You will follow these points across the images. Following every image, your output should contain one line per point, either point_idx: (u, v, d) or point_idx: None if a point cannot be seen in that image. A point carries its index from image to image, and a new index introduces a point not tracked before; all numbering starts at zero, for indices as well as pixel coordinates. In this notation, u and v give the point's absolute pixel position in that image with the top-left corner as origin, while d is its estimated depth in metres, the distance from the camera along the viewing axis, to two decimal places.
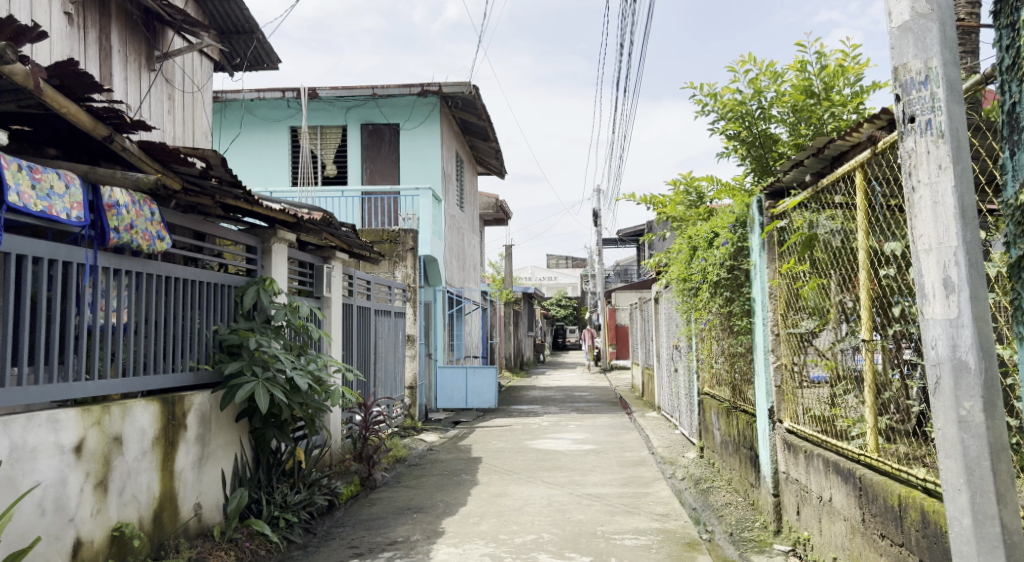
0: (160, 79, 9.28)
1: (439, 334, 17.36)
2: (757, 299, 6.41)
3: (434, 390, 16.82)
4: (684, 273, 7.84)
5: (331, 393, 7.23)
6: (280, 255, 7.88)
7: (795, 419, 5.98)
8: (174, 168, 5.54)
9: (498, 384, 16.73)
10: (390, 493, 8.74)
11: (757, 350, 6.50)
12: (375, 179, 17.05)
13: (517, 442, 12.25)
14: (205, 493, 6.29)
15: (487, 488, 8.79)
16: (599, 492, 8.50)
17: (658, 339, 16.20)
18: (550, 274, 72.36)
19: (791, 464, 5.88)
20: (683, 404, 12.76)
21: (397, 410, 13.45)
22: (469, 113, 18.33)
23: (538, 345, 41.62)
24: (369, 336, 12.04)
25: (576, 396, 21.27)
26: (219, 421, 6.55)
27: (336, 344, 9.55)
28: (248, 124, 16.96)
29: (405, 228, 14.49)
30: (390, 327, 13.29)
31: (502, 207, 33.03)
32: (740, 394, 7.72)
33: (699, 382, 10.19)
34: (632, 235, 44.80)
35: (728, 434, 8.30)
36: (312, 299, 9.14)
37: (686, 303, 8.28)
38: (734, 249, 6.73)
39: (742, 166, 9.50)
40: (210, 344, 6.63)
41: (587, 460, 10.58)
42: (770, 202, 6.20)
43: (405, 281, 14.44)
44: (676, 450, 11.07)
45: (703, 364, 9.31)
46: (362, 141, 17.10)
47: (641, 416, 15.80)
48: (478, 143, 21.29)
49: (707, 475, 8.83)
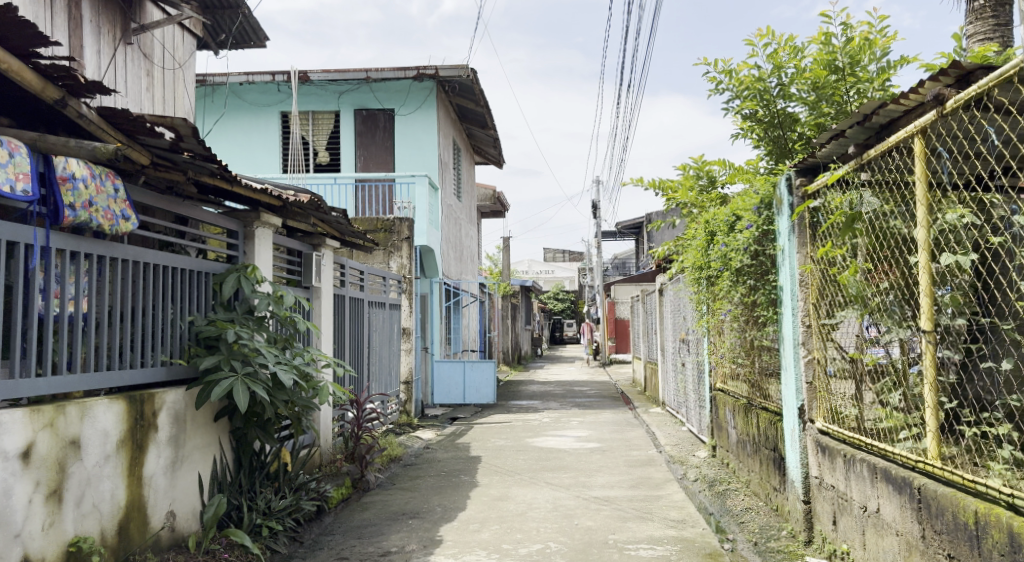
0: (137, 53, 8.70)
1: (436, 327, 16.77)
2: (785, 286, 5.86)
3: (431, 385, 16.26)
4: (700, 260, 7.29)
5: (319, 389, 6.65)
6: (264, 241, 7.32)
7: (829, 418, 5.45)
8: (141, 139, 4.96)
9: (497, 379, 16.13)
10: (384, 496, 8.18)
11: (785, 343, 5.95)
12: (369, 166, 16.47)
13: (519, 440, 11.70)
14: (180, 500, 5.73)
15: (487, 491, 8.23)
16: (608, 495, 7.94)
17: (664, 332, 15.65)
18: (547, 267, 71.79)
19: (825, 469, 5.33)
20: (691, 400, 12.21)
21: (392, 406, 12.90)
22: (466, 99, 17.73)
23: (536, 339, 41.09)
24: (362, 329, 11.48)
25: (577, 391, 20.73)
26: (195, 421, 5.97)
27: (326, 337, 8.99)
28: (236, 109, 16.37)
29: (400, 217, 13.91)
30: (384, 319, 12.72)
31: (498, 199, 32.47)
32: (761, 391, 7.17)
33: (711, 377, 9.64)
34: (631, 228, 44.26)
35: (746, 433, 7.75)
36: (300, 288, 8.57)
37: (701, 293, 7.73)
38: (759, 233, 6.16)
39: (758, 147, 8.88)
40: (185, 336, 6.05)
41: (592, 459, 10.02)
42: (803, 179, 5.65)
43: (401, 271, 13.87)
44: (685, 448, 10.52)
45: (718, 359, 8.74)
46: (355, 127, 16.52)
47: (646, 412, 15.25)
48: (475, 131, 20.70)
49: (722, 477, 8.28)
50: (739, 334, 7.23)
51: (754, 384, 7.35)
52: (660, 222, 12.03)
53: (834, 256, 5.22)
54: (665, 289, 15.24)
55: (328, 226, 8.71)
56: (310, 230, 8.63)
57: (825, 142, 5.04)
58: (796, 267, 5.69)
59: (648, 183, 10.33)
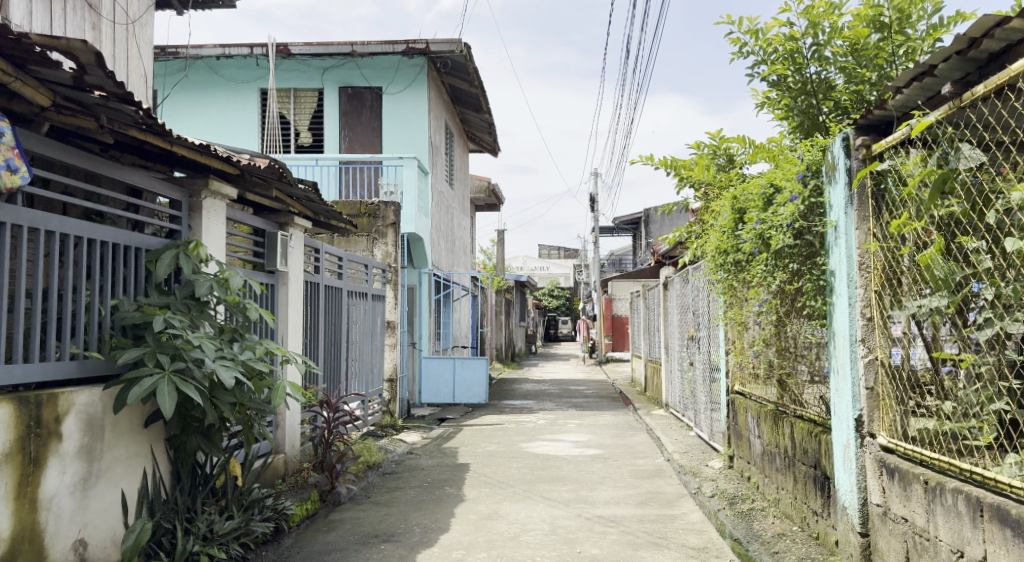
0: (80, 3, 7.60)
1: (425, 321, 15.68)
2: (838, 268, 4.84)
3: (418, 383, 15.19)
4: (727, 243, 6.25)
5: (274, 388, 5.56)
6: (213, 215, 6.24)
7: (897, 431, 4.37)
8: (31, 70, 3.87)
9: (489, 377, 15.04)
10: (356, 513, 7.10)
11: (837, 340, 4.90)
12: (355, 148, 15.37)
13: (512, 445, 10.63)
14: (94, 524, 4.66)
15: (474, 507, 7.15)
16: (614, 514, 6.88)
17: (668, 330, 14.59)
18: (542, 263, 70.73)
19: (893, 495, 4.26)
20: (701, 402, 11.16)
21: (374, 407, 11.83)
22: (459, 79, 16.68)
23: (530, 336, 40.06)
24: (340, 323, 10.40)
25: (573, 390, 19.66)
26: (117, 428, 4.90)
27: (293, 331, 7.90)
28: (212, 86, 15.23)
29: (385, 201, 12.81)
30: (367, 311, 11.65)
31: (492, 192, 31.37)
32: (797, 396, 6.12)
33: (728, 378, 8.61)
34: (628, 224, 43.29)
35: (775, 444, 6.69)
36: (263, 272, 7.48)
37: (723, 281, 6.67)
38: (804, 206, 5.10)
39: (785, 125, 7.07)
40: (107, 325, 4.96)
41: (594, 468, 8.96)
42: (865, 139, 4.60)
43: (385, 260, 12.78)
44: (698, 457, 9.46)
45: (740, 359, 7.70)
46: (340, 105, 15.41)
47: (648, 414, 14.23)
48: (469, 115, 19.66)
49: (745, 495, 7.21)
50: (767, 330, 6.19)
51: (789, 388, 6.30)
52: (669, 207, 10.86)
53: (909, 233, 4.17)
54: (671, 282, 14.20)
55: (296, 202, 7.63)
56: (275, 205, 7.54)
57: (906, 83, 4.01)
58: (854, 247, 4.64)
59: (659, 162, 9.25)
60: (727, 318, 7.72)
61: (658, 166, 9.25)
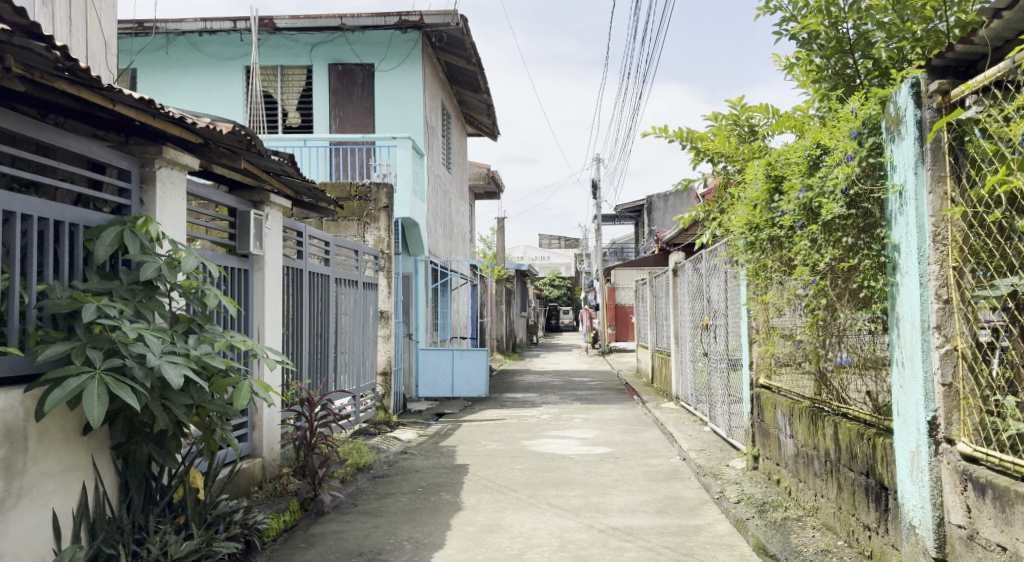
0: None
1: (422, 310, 14.84)
2: (904, 241, 4.06)
3: (415, 375, 14.43)
4: (764, 218, 5.51)
5: (238, 388, 4.76)
6: (170, 189, 5.45)
7: (983, 437, 3.59)
8: None
9: (489, 369, 14.35)
10: (340, 525, 6.31)
11: (903, 326, 4.12)
12: (346, 128, 14.61)
13: (514, 443, 9.86)
14: (16, 554, 3.89)
15: (474, 518, 6.37)
16: (630, 525, 6.10)
17: (678, 318, 13.83)
18: (543, 253, 69.93)
19: (983, 517, 3.49)
20: (718, 396, 10.40)
21: (368, 402, 11.08)
22: (455, 56, 15.89)
23: (531, 326, 39.30)
24: (328, 313, 9.61)
25: (577, 382, 18.90)
26: (46, 438, 4.13)
27: (269, 321, 7.11)
28: (194, 63, 14.46)
29: (377, 182, 12.01)
30: (357, 300, 10.85)
31: (492, 178, 30.54)
32: (841, 391, 5.37)
33: (753, 370, 7.81)
34: (631, 211, 42.46)
35: (813, 445, 5.92)
36: (235, 256, 6.68)
37: (754, 263, 5.89)
38: (861, 168, 4.33)
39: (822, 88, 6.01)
40: (33, 315, 4.17)
41: (604, 469, 8.18)
42: (940, 82, 3.80)
43: (377, 246, 11.99)
44: (716, 456, 8.70)
45: (770, 348, 6.93)
46: (329, 83, 14.65)
47: (657, 407, 13.46)
48: (467, 95, 18.84)
49: (777, 502, 6.43)
50: (803, 315, 5.40)
51: (832, 383, 5.52)
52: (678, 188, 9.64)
53: (1000, 195, 3.39)
54: (681, 267, 13.43)
55: (270, 175, 6.83)
56: (247, 180, 6.76)
57: (1009, 5, 3.26)
58: (927, 215, 3.87)
59: (674, 134, 8.46)
60: (753, 301, 6.94)
61: (673, 139, 8.45)
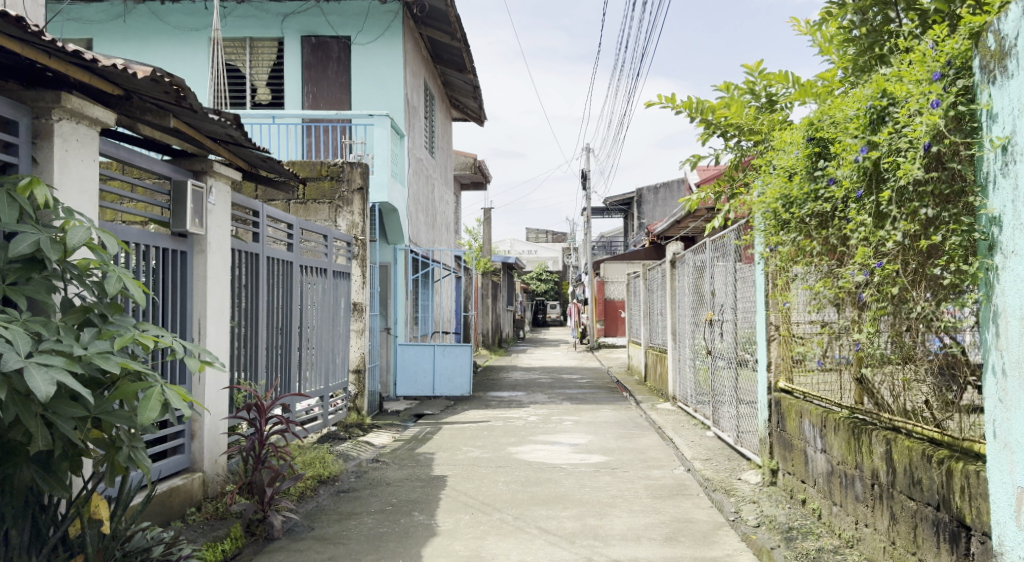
0: None
1: (401, 303, 13.74)
2: (1008, 211, 3.10)
3: (393, 372, 13.44)
4: (809, 193, 4.54)
5: (145, 395, 3.71)
6: (75, 147, 4.44)
7: None
8: None
9: (474, 366, 13.39)
10: (289, 556, 5.29)
11: (1004, 322, 3.16)
12: (319, 105, 13.95)
13: (499, 449, 8.88)
14: None
15: (450, 547, 5.36)
16: (635, 557, 5.12)
17: (676, 313, 12.90)
18: (530, 247, 69.02)
19: None
20: (724, 397, 9.46)
21: (339, 403, 10.07)
22: (439, 32, 15.21)
23: (518, 321, 38.30)
24: (291, 304, 8.62)
25: (566, 380, 17.91)
26: None
27: (212, 312, 6.14)
28: (156, 34, 13.53)
29: (351, 162, 11.02)
30: (326, 291, 9.81)
31: (479, 168, 29.50)
32: (892, 404, 4.42)
33: (772, 373, 6.86)
34: (620, 204, 41.55)
35: (854, 465, 4.97)
36: (168, 236, 5.70)
37: (788, 248, 4.95)
38: (946, 117, 3.37)
39: (857, 45, 5.14)
40: None
41: (600, 483, 7.22)
42: None
43: (350, 232, 10.96)
44: (725, 468, 7.74)
45: (797, 345, 6.00)
46: (303, 57, 13.98)
47: (653, 408, 12.50)
48: (452, 75, 17.96)
49: (806, 528, 5.47)
50: (848, 307, 4.43)
51: (880, 390, 4.56)
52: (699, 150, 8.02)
53: None
54: (680, 258, 12.53)
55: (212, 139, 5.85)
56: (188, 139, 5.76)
57: None
58: None
59: (683, 104, 7.49)
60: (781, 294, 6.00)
61: (681, 110, 7.48)
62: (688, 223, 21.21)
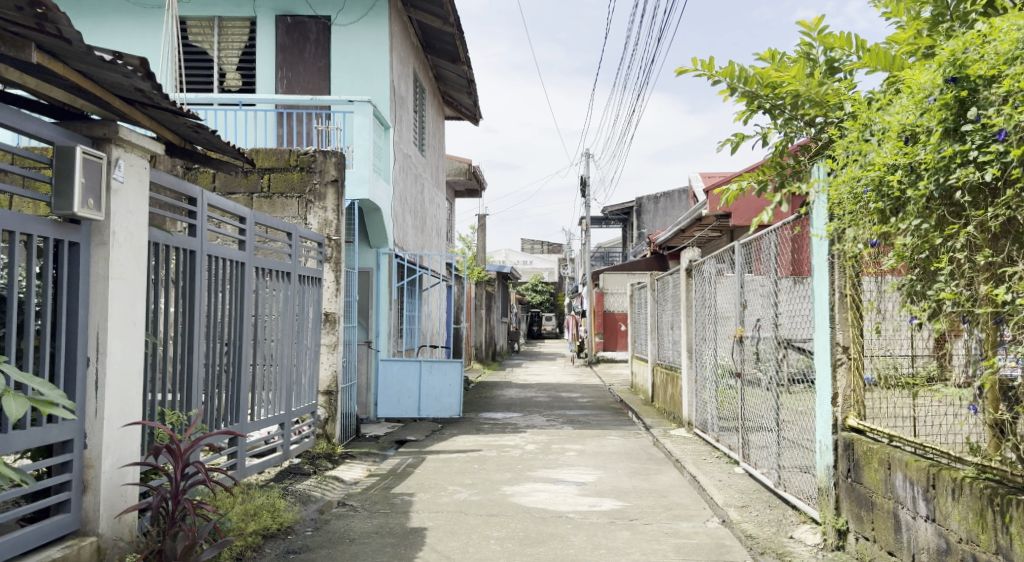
0: None
1: (384, 315, 12.30)
2: None
3: (374, 391, 11.99)
4: (959, 160, 3.20)
5: None
6: None
7: None
8: None
9: (464, 384, 12.04)
10: None
11: None
12: (294, 91, 12.75)
13: (491, 489, 7.40)
14: None
15: None
16: None
17: (692, 327, 11.46)
18: (526, 258, 67.54)
19: None
20: (760, 429, 8.00)
21: (305, 431, 8.57)
22: (431, 16, 14.02)
23: (512, 333, 36.72)
24: (243, 313, 7.14)
25: (565, 399, 16.39)
26: None
27: (115, 322, 4.66)
28: (112, 10, 12.48)
29: (324, 150, 9.61)
30: (291, 298, 8.26)
31: (474, 174, 28.03)
32: None
33: (841, 409, 5.40)
34: (619, 214, 40.14)
35: (996, 550, 3.51)
36: (45, 220, 4.23)
37: (910, 243, 3.53)
38: None
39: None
40: None
41: (616, 542, 5.73)
42: None
43: (322, 231, 9.47)
44: (771, 521, 6.27)
45: (894, 371, 4.55)
46: (277, 39, 12.83)
47: (667, 436, 11.03)
48: (446, 67, 16.67)
49: None
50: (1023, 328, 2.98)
51: None
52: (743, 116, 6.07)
53: None
54: (698, 266, 11.12)
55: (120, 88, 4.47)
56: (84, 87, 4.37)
57: None
58: None
59: (720, 72, 5.99)
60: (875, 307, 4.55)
61: (721, 80, 6.00)
62: (693, 232, 19.81)
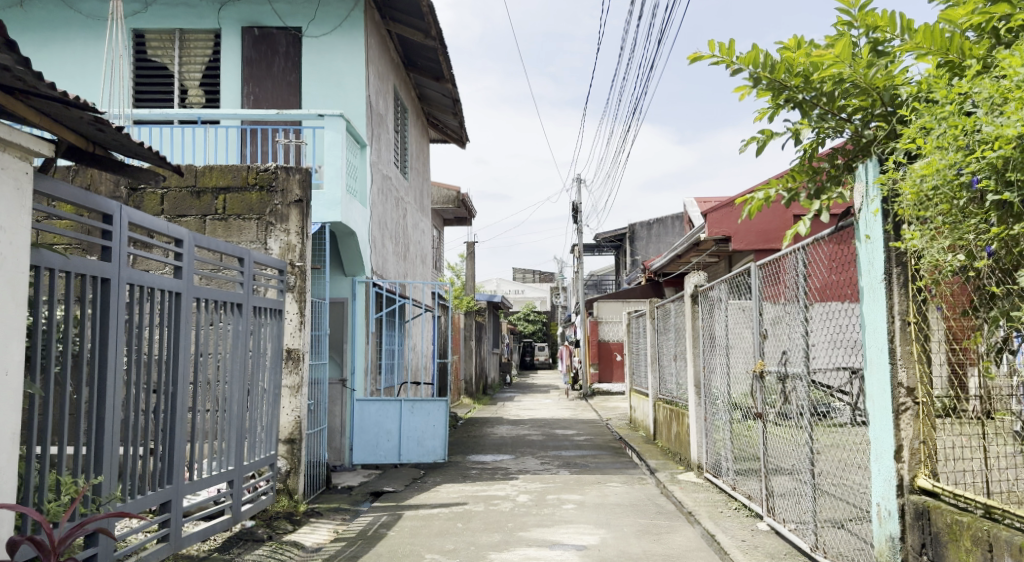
0: None
1: (361, 350, 11.19)
2: None
3: (349, 435, 10.83)
4: None
5: None
6: None
7: None
8: None
9: (448, 427, 10.77)
10: None
11: None
12: (261, 107, 11.73)
13: (475, 558, 6.26)
14: None
15: None
16: None
17: (699, 360, 10.37)
18: (517, 287, 66.50)
19: None
20: (788, 479, 6.89)
21: (262, 488, 7.42)
22: (410, 29, 13.07)
23: (503, 364, 35.55)
24: (179, 352, 6.02)
25: (560, 437, 15.21)
26: None
27: None
28: (66, 24, 11.66)
29: (287, 166, 8.54)
30: (242, 333, 7.12)
31: (462, 202, 27.04)
32: None
33: (909, 467, 4.32)
34: (612, 240, 39.14)
35: None
36: None
37: None
38: None
39: None
40: None
41: None
42: None
43: (284, 257, 8.39)
44: None
45: (1013, 428, 3.43)
46: (243, 52, 11.83)
47: (673, 481, 9.90)
48: (428, 85, 15.70)
49: None
50: None
51: None
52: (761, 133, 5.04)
53: None
54: (704, 292, 10.08)
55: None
56: None
57: None
58: None
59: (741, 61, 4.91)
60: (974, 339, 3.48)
61: (741, 68, 4.91)
62: (690, 257, 18.81)
